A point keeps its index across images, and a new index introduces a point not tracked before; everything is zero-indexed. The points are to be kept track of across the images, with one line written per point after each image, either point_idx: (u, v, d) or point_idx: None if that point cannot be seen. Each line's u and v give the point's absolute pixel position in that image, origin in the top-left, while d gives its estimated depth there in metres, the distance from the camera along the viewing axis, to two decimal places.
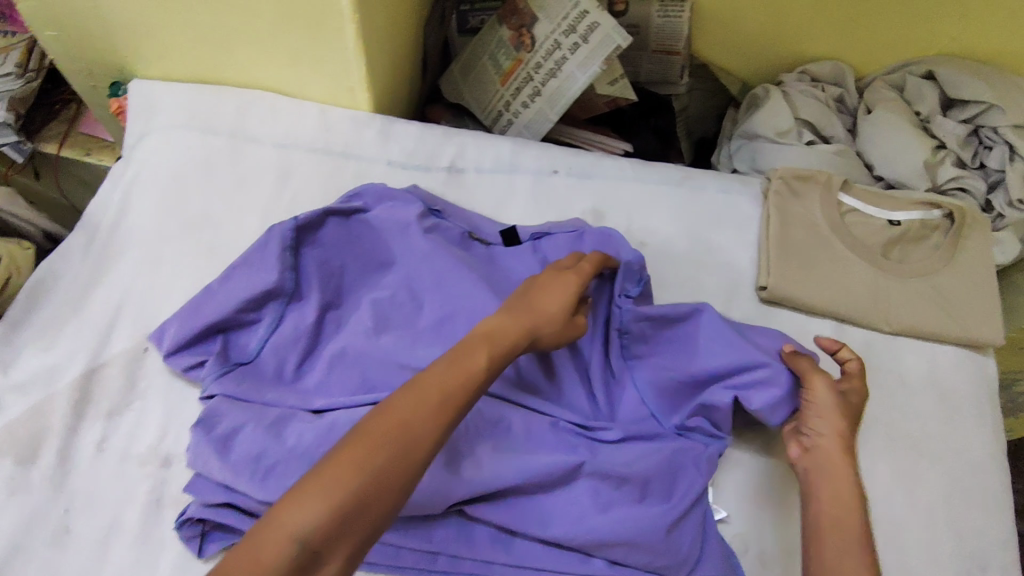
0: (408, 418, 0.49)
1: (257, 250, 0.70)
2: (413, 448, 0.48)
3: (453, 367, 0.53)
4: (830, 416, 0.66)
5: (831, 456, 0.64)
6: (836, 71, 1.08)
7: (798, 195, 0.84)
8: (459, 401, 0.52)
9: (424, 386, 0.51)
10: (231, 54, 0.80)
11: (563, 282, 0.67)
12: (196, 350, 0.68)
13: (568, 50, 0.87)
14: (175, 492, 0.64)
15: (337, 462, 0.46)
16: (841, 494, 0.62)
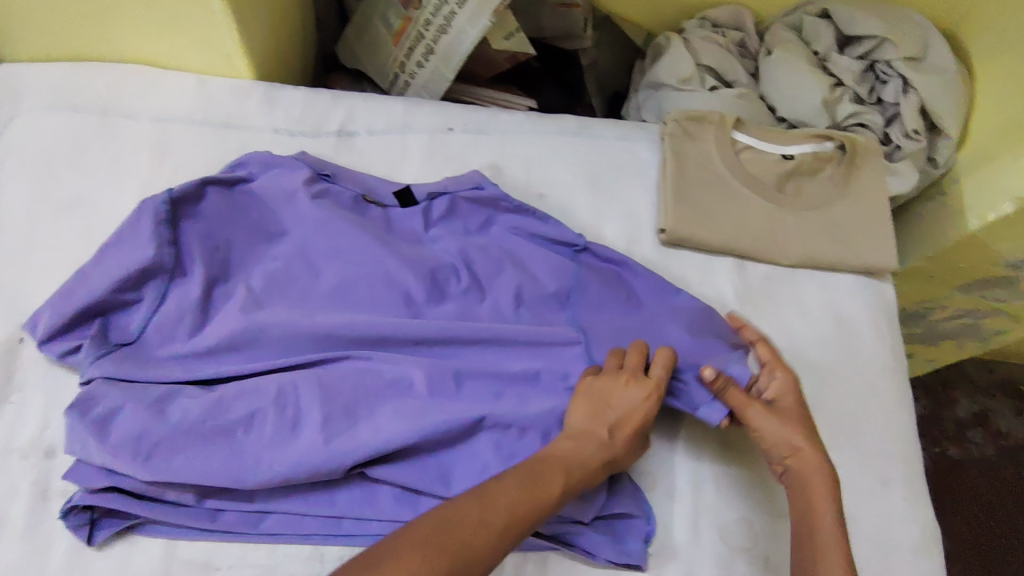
0: (464, 540, 0.52)
1: (131, 229, 0.67)
2: (465, 574, 0.51)
3: (524, 491, 0.56)
4: (783, 433, 0.66)
5: (803, 468, 0.65)
6: (736, 16, 1.08)
7: (693, 136, 0.85)
8: (519, 528, 0.55)
9: (489, 507, 0.54)
10: (94, 27, 0.75)
11: (638, 395, 0.64)
12: (73, 335, 0.65)
13: (456, 4, 0.84)
14: (61, 482, 0.62)
15: (392, 571, 0.49)
16: (817, 518, 0.63)
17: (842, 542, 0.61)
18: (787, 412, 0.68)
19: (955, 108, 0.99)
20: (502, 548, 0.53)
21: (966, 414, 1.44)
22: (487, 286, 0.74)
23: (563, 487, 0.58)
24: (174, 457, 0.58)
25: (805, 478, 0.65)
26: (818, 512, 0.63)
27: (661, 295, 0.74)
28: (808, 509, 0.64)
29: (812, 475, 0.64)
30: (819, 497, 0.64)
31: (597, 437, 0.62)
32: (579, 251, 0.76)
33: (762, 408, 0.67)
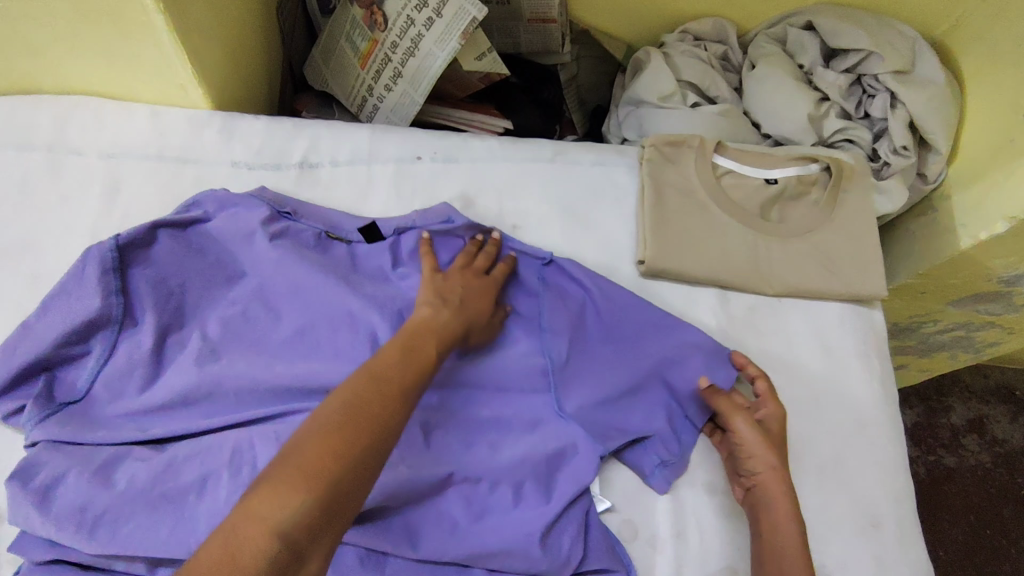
0: (368, 410, 0.50)
1: (75, 277, 0.63)
2: (382, 439, 0.50)
3: (405, 359, 0.56)
4: (762, 451, 0.65)
5: (770, 488, 0.64)
6: (718, 28, 1.04)
7: (673, 161, 0.81)
8: (412, 390, 0.54)
9: (381, 378, 0.53)
10: (38, 59, 0.72)
11: (475, 276, 0.69)
12: (15, 394, 0.61)
13: (423, 25, 0.82)
14: (7, 551, 0.58)
15: (308, 451, 0.46)
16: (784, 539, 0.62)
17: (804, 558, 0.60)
18: (772, 432, 0.67)
19: (944, 123, 0.95)
20: (403, 413, 0.52)
21: (960, 421, 1.42)
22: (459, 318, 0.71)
23: (437, 354, 0.59)
24: (121, 525, 0.54)
25: (772, 497, 0.64)
26: (784, 535, 0.62)
27: (636, 323, 0.72)
28: (774, 531, 0.62)
29: (779, 497, 0.63)
30: (784, 518, 0.62)
31: (452, 308, 0.64)
32: (546, 264, 0.74)
33: (742, 421, 0.67)
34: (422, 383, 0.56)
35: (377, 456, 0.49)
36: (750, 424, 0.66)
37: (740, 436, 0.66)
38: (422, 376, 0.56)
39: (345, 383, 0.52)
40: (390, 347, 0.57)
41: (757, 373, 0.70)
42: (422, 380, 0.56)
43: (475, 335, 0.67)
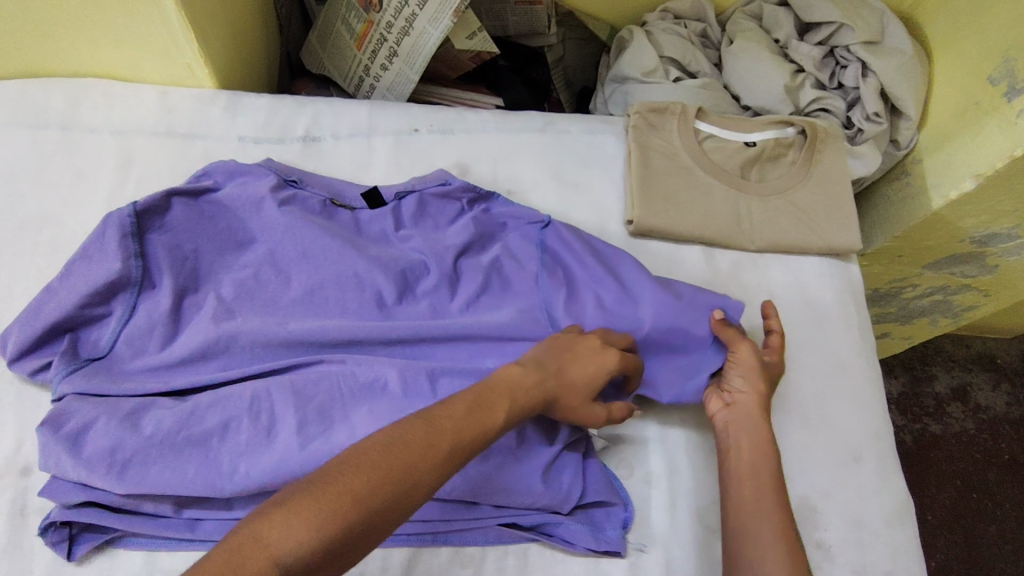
0: (411, 464, 0.49)
1: (97, 244, 0.67)
2: (410, 494, 0.48)
3: (469, 419, 0.54)
4: (754, 376, 0.70)
5: (752, 408, 0.68)
6: (698, 7, 1.09)
7: (656, 127, 0.85)
8: (462, 455, 0.52)
9: (435, 431, 0.52)
10: (51, 42, 0.75)
11: (602, 352, 0.66)
12: (41, 352, 0.65)
13: (416, 5, 0.86)
14: (38, 500, 0.62)
15: (333, 487, 0.46)
16: (762, 455, 0.66)
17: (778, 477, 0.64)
18: (768, 368, 0.72)
19: (914, 89, 1.00)
20: (444, 475, 0.51)
21: (944, 389, 1.47)
22: (457, 274, 0.75)
23: (507, 414, 0.57)
24: (148, 467, 0.59)
25: (750, 420, 0.68)
26: (761, 455, 0.66)
27: (638, 276, 0.75)
28: (751, 449, 0.66)
29: (758, 415, 0.68)
30: (760, 441, 0.67)
31: (551, 373, 0.63)
32: (544, 228, 0.78)
33: (751, 350, 0.71)
34: (477, 448, 0.54)
35: (400, 509, 0.48)
36: (754, 352, 0.72)
37: (739, 356, 0.71)
38: (480, 439, 0.54)
39: (400, 427, 0.52)
40: (464, 399, 0.56)
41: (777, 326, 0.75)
42: (478, 441, 0.54)
43: (573, 409, 0.64)
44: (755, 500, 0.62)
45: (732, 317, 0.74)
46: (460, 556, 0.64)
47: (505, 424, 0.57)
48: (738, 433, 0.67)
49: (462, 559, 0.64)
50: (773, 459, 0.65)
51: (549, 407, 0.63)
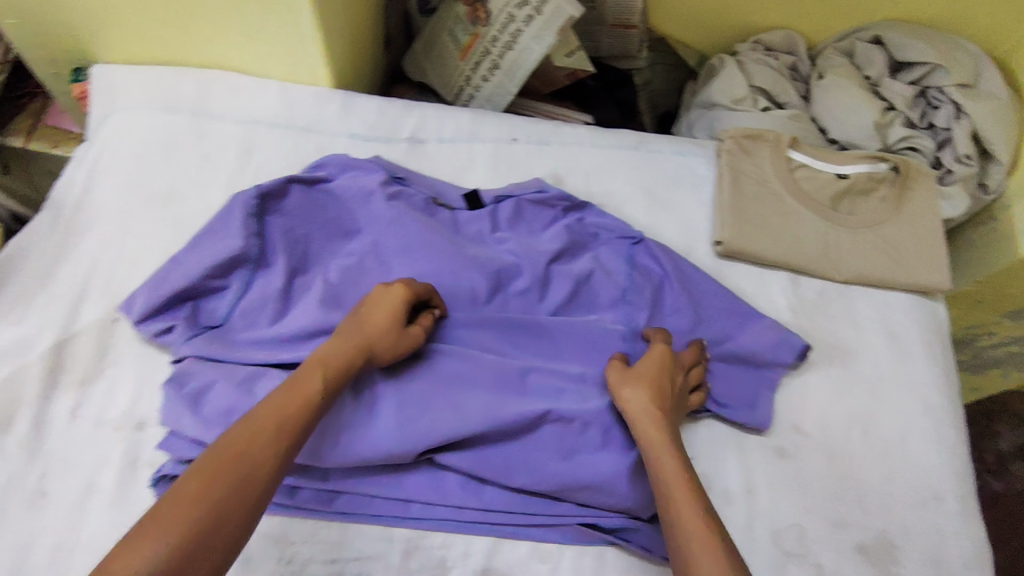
0: (244, 456, 0.52)
1: (222, 221, 0.72)
2: (248, 477, 0.51)
3: (288, 398, 0.57)
4: (623, 392, 0.67)
5: (638, 428, 0.65)
6: (789, 40, 1.11)
7: (749, 152, 0.86)
8: (290, 428, 0.55)
9: (253, 422, 0.54)
10: (190, 33, 0.80)
11: (387, 290, 0.67)
12: (162, 317, 0.69)
13: (522, 22, 0.89)
14: (149, 454, 0.65)
15: (173, 501, 0.48)
16: (663, 468, 0.61)
17: (682, 487, 0.59)
18: (641, 372, 0.68)
19: (1008, 135, 0.99)
20: (284, 453, 0.54)
21: (1011, 446, 1.42)
22: (547, 278, 0.78)
23: (327, 381, 0.60)
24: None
25: (643, 430, 0.65)
26: (661, 470, 0.61)
27: (719, 302, 0.78)
28: (654, 459, 0.62)
29: (646, 428, 0.64)
30: (664, 445, 0.63)
31: (354, 331, 0.64)
32: (635, 244, 0.81)
33: (614, 371, 0.69)
34: (312, 420, 0.57)
35: (255, 497, 0.51)
36: (616, 370, 0.69)
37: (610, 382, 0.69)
38: (310, 411, 0.57)
39: (224, 433, 0.54)
40: (280, 387, 0.58)
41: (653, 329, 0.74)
42: (310, 414, 0.57)
43: (387, 349, 0.65)
44: (670, 512, 0.59)
45: (800, 355, 0.76)
46: (539, 551, 0.65)
47: (332, 392, 0.60)
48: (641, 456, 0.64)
49: (540, 554, 0.65)
50: (674, 469, 0.61)
51: (366, 353, 0.64)
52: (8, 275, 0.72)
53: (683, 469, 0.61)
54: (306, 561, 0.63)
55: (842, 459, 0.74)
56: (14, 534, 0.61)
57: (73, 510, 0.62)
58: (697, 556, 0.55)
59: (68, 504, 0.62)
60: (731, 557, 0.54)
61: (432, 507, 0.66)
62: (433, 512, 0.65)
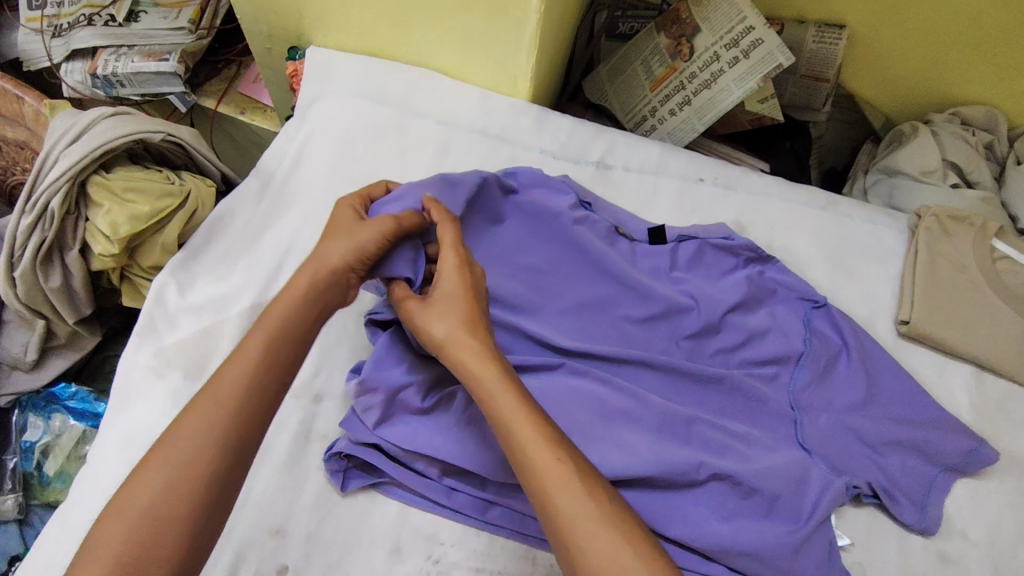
0: (171, 462, 0.48)
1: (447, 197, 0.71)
2: (198, 477, 0.47)
3: (233, 382, 0.51)
4: (430, 322, 0.58)
5: (456, 360, 0.56)
6: (990, 117, 1.04)
7: (949, 234, 0.83)
8: (237, 414, 0.50)
9: (194, 414, 0.50)
10: (409, 33, 0.84)
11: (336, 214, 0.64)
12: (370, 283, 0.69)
13: (727, 63, 0.89)
14: (322, 429, 0.68)
15: (114, 515, 0.46)
16: (494, 395, 0.53)
17: (526, 414, 0.51)
18: (441, 296, 0.59)
19: None
20: (226, 442, 0.49)
21: None
22: (719, 326, 0.76)
23: (268, 346, 0.54)
24: (432, 432, 0.64)
25: (465, 370, 0.55)
26: (494, 402, 0.52)
27: (899, 386, 0.74)
28: (489, 400, 0.53)
29: (465, 358, 0.55)
30: (495, 383, 0.53)
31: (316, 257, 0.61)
32: (815, 307, 0.78)
33: (415, 302, 0.60)
34: (264, 399, 0.52)
35: (200, 505, 0.47)
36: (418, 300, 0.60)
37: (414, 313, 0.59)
38: (256, 389, 0.52)
39: (167, 430, 0.49)
40: (218, 368, 0.52)
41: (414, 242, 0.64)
42: (260, 391, 0.52)
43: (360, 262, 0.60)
44: (517, 457, 0.50)
45: (980, 462, 0.72)
46: None
47: (278, 361, 0.54)
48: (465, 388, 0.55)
49: None
50: (508, 396, 0.52)
51: (338, 268, 0.59)
52: (218, 232, 0.76)
53: (518, 395, 0.52)
54: (452, 564, 0.63)
55: None
56: None
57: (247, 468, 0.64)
58: (556, 496, 0.47)
59: None
60: (597, 493, 0.48)
61: None
62: None
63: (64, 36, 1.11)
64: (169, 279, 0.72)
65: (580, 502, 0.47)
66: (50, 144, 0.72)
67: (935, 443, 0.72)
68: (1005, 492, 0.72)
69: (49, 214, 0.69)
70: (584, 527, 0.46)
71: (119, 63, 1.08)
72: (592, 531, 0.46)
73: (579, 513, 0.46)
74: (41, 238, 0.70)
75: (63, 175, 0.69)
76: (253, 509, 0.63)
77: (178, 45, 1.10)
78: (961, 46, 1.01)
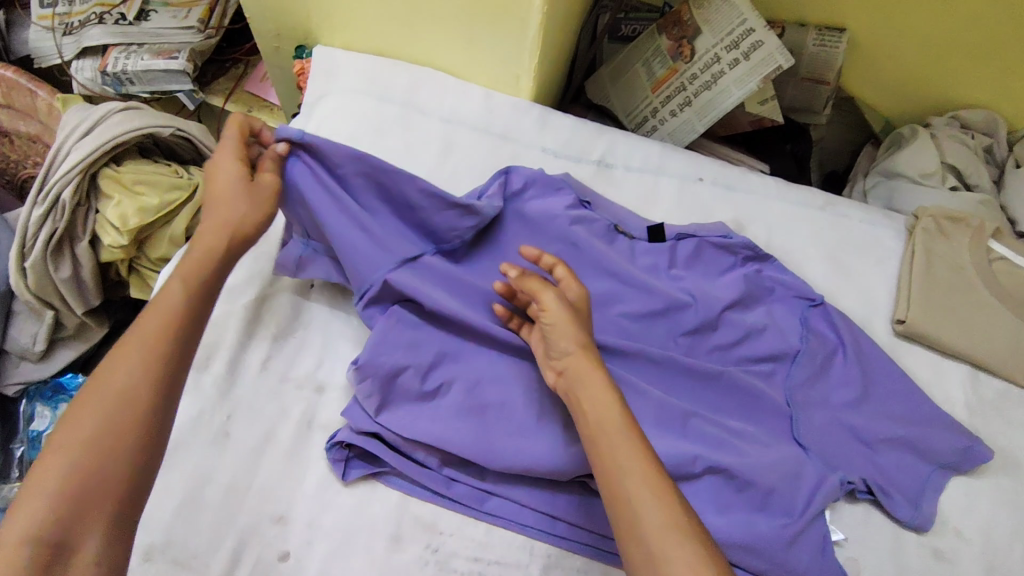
0: (103, 408, 0.49)
1: (450, 216, 0.73)
2: (128, 416, 0.50)
3: (150, 324, 0.53)
4: (565, 327, 0.60)
5: (579, 367, 0.59)
6: (990, 121, 1.05)
7: (946, 235, 0.84)
8: (165, 357, 0.53)
9: (119, 357, 0.51)
10: (414, 33, 0.85)
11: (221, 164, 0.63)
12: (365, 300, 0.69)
13: (727, 64, 0.90)
14: (324, 418, 0.69)
15: (46, 458, 0.47)
16: (601, 398, 0.56)
17: (629, 424, 0.54)
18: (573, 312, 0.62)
19: None
20: (155, 385, 0.51)
21: None
22: (716, 323, 0.77)
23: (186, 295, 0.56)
24: (431, 419, 0.65)
25: (580, 376, 0.58)
26: (602, 405, 0.56)
27: (893, 383, 0.75)
28: (594, 405, 0.56)
29: (586, 367, 0.58)
30: (601, 389, 0.57)
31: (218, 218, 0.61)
32: (812, 306, 0.79)
33: (553, 299, 0.61)
34: (190, 340, 0.55)
35: (143, 442, 0.50)
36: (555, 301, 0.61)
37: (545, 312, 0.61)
38: (185, 336, 0.54)
39: (93, 375, 0.51)
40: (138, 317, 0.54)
41: (557, 262, 0.66)
42: (182, 332, 0.54)
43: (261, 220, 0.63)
44: (614, 460, 0.52)
45: (974, 461, 0.72)
46: None
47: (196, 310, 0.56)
48: (577, 392, 0.57)
49: None
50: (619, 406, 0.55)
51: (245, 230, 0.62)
52: None
53: (625, 409, 0.56)
54: (450, 553, 0.64)
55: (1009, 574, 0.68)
56: (196, 465, 0.65)
57: (250, 456, 0.66)
58: (646, 503, 0.50)
59: (247, 450, 0.66)
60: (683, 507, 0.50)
61: (578, 529, 0.65)
62: (578, 534, 0.65)
63: (75, 34, 1.13)
64: (177, 273, 0.70)
65: (665, 511, 0.49)
66: (62, 138, 0.74)
67: (929, 443, 0.72)
68: (998, 489, 0.73)
69: (60, 205, 0.71)
70: (669, 543, 0.48)
71: (129, 60, 1.10)
72: (678, 542, 0.48)
73: (667, 524, 0.48)
74: (52, 229, 0.72)
75: (73, 167, 0.70)
76: (255, 497, 0.64)
77: (186, 44, 1.12)
78: (960, 51, 1.02)
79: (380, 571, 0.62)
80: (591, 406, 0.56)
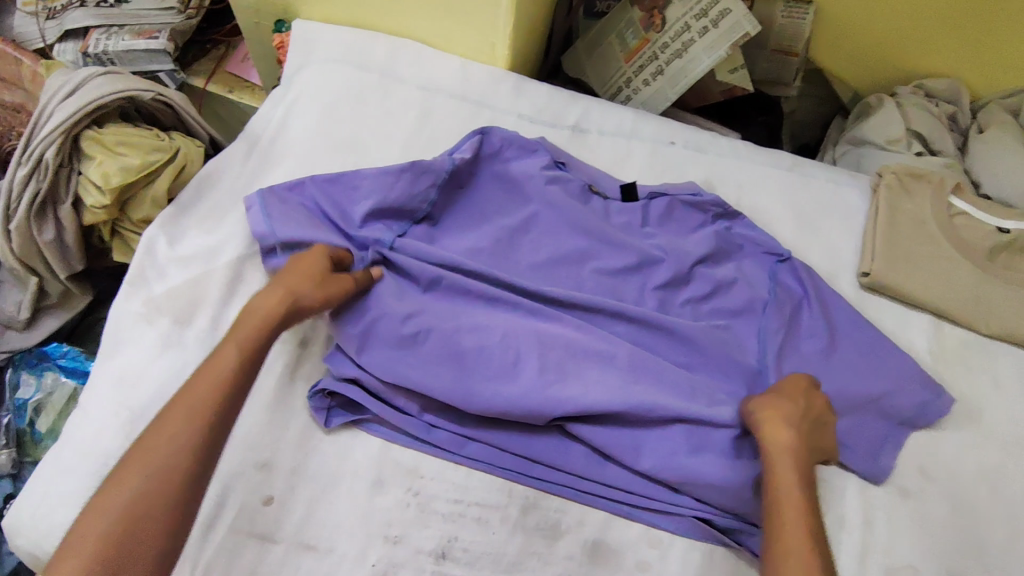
0: (148, 467, 0.53)
1: (405, 181, 0.76)
2: (171, 474, 0.53)
3: (199, 386, 0.57)
4: (772, 420, 0.65)
5: (776, 463, 0.62)
6: (953, 90, 1.08)
7: (909, 192, 0.87)
8: (208, 419, 0.56)
9: (167, 420, 0.55)
10: (391, 4, 0.87)
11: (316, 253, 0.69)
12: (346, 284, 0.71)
13: (697, 32, 0.93)
14: (307, 370, 0.71)
15: (92, 512, 0.51)
16: (784, 501, 0.59)
17: (807, 533, 0.57)
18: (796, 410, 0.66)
19: None
20: (197, 447, 0.54)
21: None
22: (690, 276, 0.79)
23: (240, 358, 0.60)
24: (422, 347, 0.68)
25: (773, 477, 0.61)
26: (785, 507, 0.59)
27: (859, 331, 0.77)
28: (777, 508, 0.59)
29: (783, 469, 0.61)
30: (790, 495, 0.60)
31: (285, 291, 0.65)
32: (780, 261, 0.81)
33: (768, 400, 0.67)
34: (235, 401, 0.58)
35: (183, 496, 0.53)
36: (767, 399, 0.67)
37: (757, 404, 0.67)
38: (232, 399, 0.58)
39: (144, 433, 0.55)
40: (192, 378, 0.58)
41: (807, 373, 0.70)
42: (228, 393, 0.57)
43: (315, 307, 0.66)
44: (778, 560, 0.56)
45: (935, 413, 0.74)
46: (649, 536, 0.66)
47: (245, 373, 0.59)
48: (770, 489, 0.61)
49: (651, 539, 0.66)
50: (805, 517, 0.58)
51: (299, 308, 0.65)
52: (206, 190, 0.79)
53: (812, 519, 0.58)
54: (431, 496, 0.65)
55: (969, 509, 0.71)
56: None
57: None
58: None
59: None
60: None
61: (555, 470, 0.68)
62: (554, 475, 0.67)
63: (57, 18, 1.14)
64: (159, 232, 0.75)
65: None
66: (44, 101, 0.75)
67: (893, 392, 0.74)
68: (960, 431, 0.76)
69: (43, 165, 0.73)
70: None
71: (109, 41, 1.11)
72: None
73: None
74: (36, 189, 0.73)
75: (56, 128, 0.72)
76: (239, 445, 0.66)
77: (168, 24, 1.13)
78: (921, 20, 1.05)
79: (362, 514, 0.64)
80: (777, 507, 0.59)
